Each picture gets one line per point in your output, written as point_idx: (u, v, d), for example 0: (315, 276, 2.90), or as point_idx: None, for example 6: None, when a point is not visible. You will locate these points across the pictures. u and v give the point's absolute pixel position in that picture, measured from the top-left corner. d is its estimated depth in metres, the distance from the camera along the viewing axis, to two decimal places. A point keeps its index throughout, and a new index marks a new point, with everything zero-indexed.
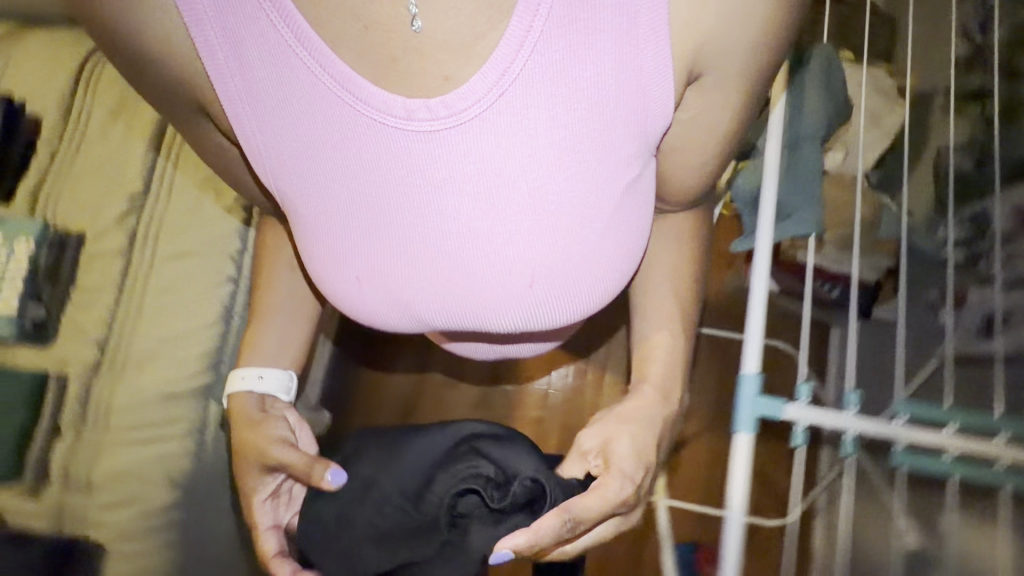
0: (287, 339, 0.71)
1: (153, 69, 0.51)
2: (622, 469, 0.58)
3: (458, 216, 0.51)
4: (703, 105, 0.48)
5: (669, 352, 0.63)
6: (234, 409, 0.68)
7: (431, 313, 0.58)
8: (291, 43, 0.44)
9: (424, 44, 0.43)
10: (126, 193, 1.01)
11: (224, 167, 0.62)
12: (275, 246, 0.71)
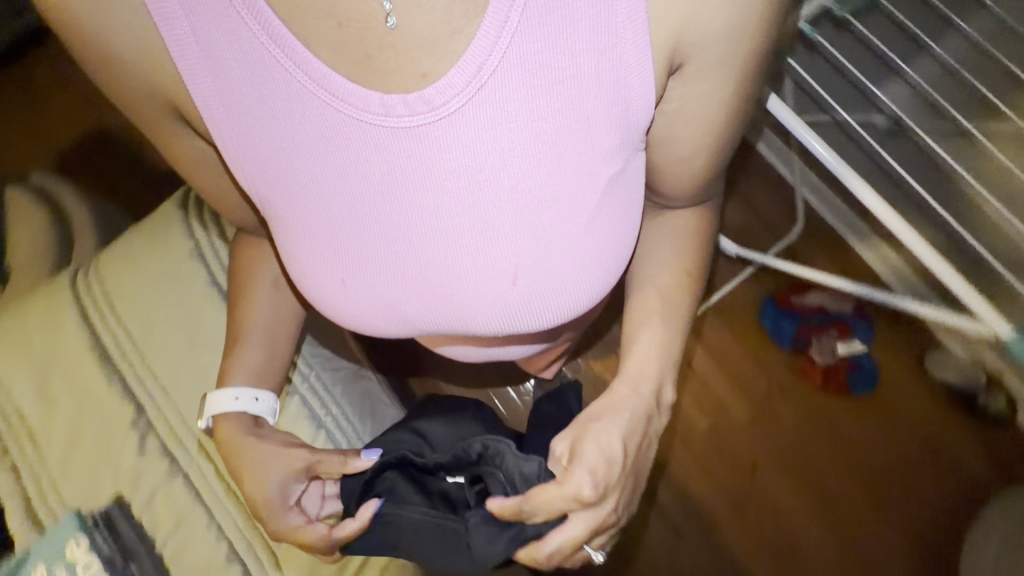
0: (270, 360, 0.70)
1: (125, 75, 0.50)
2: (588, 466, 0.57)
3: (441, 213, 0.50)
4: (689, 93, 0.46)
5: (652, 347, 0.60)
6: (219, 432, 0.68)
7: (419, 314, 0.57)
8: (264, 40, 0.43)
9: (399, 40, 0.42)
10: (122, 372, 0.84)
11: (201, 177, 0.60)
12: (250, 264, 0.69)
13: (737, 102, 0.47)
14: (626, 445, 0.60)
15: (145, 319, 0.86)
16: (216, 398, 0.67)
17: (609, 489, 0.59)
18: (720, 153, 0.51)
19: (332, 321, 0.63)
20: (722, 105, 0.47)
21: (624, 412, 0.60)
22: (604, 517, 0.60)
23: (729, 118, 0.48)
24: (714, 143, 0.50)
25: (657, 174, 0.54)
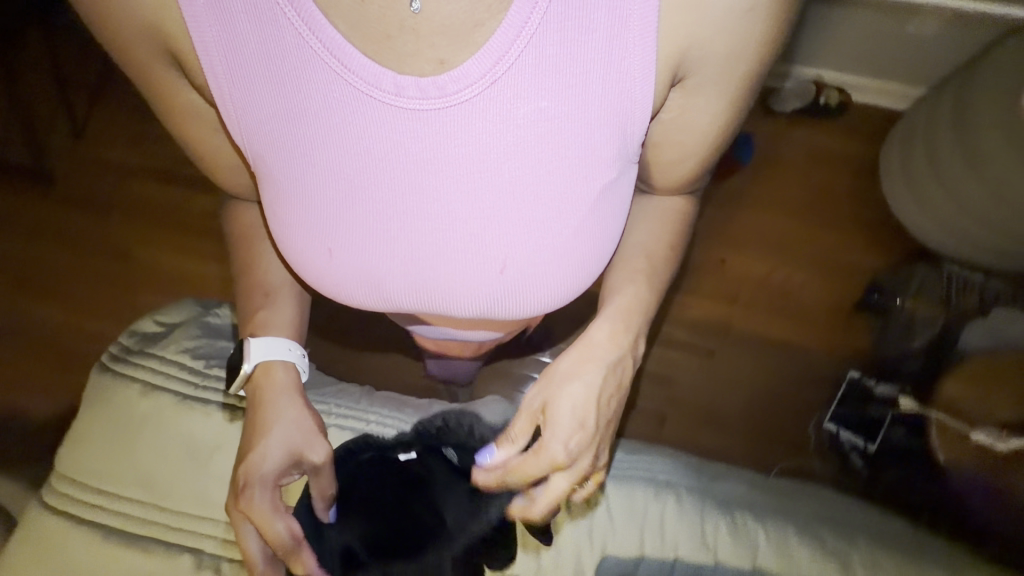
0: (298, 314, 0.72)
1: (127, 17, 0.50)
2: (562, 426, 0.58)
3: (441, 198, 0.52)
4: (684, 106, 0.50)
5: (637, 297, 0.62)
6: (268, 375, 0.68)
7: (402, 292, 0.59)
8: (283, 4, 0.44)
9: (422, 24, 0.44)
10: (149, 519, 0.87)
11: (194, 134, 0.60)
12: (254, 228, 0.71)
13: (731, 117, 0.51)
14: (601, 389, 0.60)
15: (138, 464, 0.89)
16: (267, 345, 0.68)
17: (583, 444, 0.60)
18: (711, 157, 0.56)
19: (314, 288, 0.63)
20: (714, 119, 0.51)
21: (598, 357, 0.61)
22: (589, 470, 0.62)
23: (720, 131, 0.52)
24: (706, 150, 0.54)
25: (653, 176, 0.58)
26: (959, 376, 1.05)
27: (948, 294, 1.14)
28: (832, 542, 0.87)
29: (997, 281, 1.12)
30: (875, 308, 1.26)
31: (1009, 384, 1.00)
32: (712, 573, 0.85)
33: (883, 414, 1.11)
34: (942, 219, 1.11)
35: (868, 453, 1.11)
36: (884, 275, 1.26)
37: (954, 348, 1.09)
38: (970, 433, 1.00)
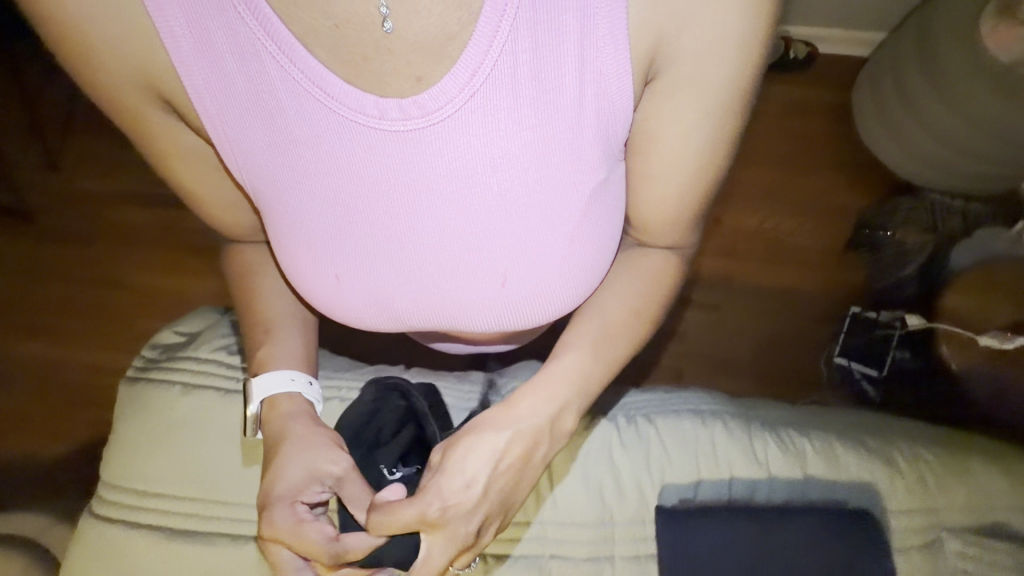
0: (302, 345, 0.73)
1: (108, 64, 0.51)
2: (454, 474, 0.60)
3: (434, 215, 0.52)
4: (654, 114, 0.49)
5: (639, 284, 0.62)
6: (274, 413, 0.69)
7: (409, 309, 0.60)
8: (261, 37, 0.44)
9: (396, 44, 0.44)
10: (209, 513, 0.89)
11: (186, 170, 0.61)
12: (252, 266, 0.72)
13: (712, 131, 0.49)
14: (517, 433, 0.61)
15: (186, 463, 0.91)
16: (270, 379, 0.69)
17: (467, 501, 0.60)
18: (705, 177, 0.53)
19: (325, 313, 0.65)
20: (689, 131, 0.50)
21: (585, 339, 0.62)
22: (471, 533, 0.60)
23: (699, 146, 0.51)
24: (689, 169, 0.52)
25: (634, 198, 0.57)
26: (954, 287, 1.11)
27: (935, 222, 1.23)
28: (873, 443, 0.92)
29: (967, 204, 1.24)
30: (864, 245, 1.31)
31: (1001, 290, 1.08)
32: (767, 486, 0.88)
33: (891, 334, 1.20)
34: (925, 155, 1.24)
35: (880, 378, 1.21)
36: (871, 210, 1.33)
37: (944, 268, 1.18)
38: (976, 338, 1.06)
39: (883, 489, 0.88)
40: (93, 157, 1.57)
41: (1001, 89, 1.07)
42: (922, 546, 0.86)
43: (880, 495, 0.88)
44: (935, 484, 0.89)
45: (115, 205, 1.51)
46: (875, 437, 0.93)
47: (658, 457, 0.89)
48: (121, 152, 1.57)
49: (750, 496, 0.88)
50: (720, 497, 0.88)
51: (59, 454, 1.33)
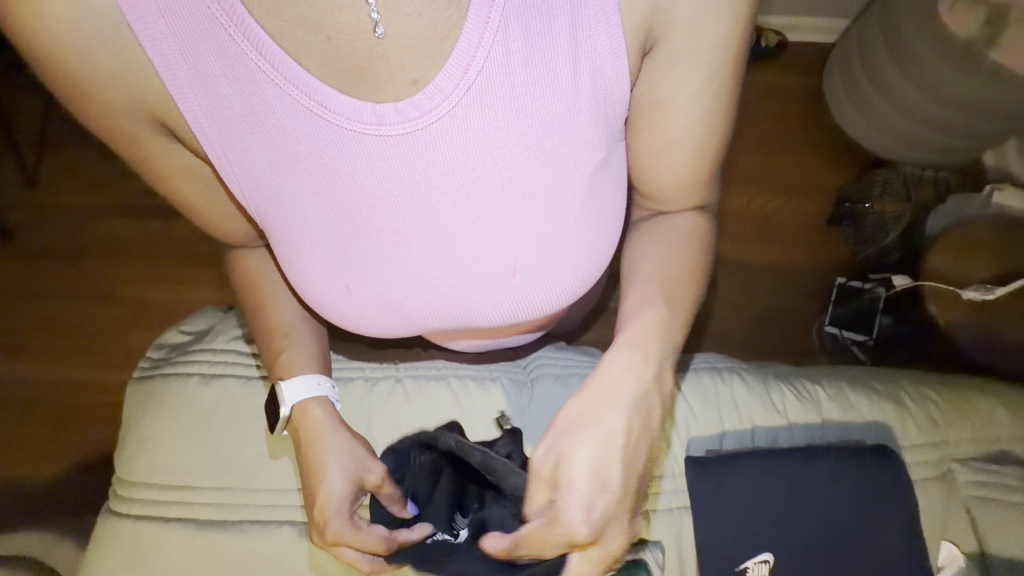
0: (318, 349, 0.75)
1: (101, 90, 0.50)
2: (579, 490, 0.55)
3: (439, 214, 0.53)
4: (657, 83, 0.50)
5: (670, 255, 0.62)
6: (305, 416, 0.70)
7: (422, 310, 0.61)
8: (255, 57, 0.45)
9: (387, 48, 0.44)
10: (239, 500, 0.96)
11: (190, 191, 0.61)
12: (258, 273, 0.73)
13: (709, 94, 0.50)
14: (625, 421, 0.56)
15: (213, 452, 0.98)
16: (300, 383, 0.70)
17: (608, 510, 0.56)
18: (711, 138, 0.54)
19: (341, 325, 0.66)
20: (693, 94, 0.50)
21: (654, 296, 0.60)
22: (608, 553, 0.58)
23: (703, 108, 0.51)
24: (697, 132, 0.53)
25: (645, 165, 0.58)
26: (939, 248, 1.16)
27: (908, 191, 1.28)
28: (882, 387, 1.01)
29: (942, 174, 1.30)
30: (846, 218, 1.34)
31: (981, 249, 1.13)
32: (788, 432, 0.96)
33: (878, 300, 1.22)
34: (900, 132, 1.30)
35: (869, 343, 1.25)
36: (849, 185, 1.36)
37: (922, 234, 1.24)
38: (962, 293, 1.10)
39: (895, 427, 0.97)
40: (76, 175, 1.57)
41: (957, 64, 1.13)
42: (934, 476, 0.96)
43: (892, 432, 0.97)
44: (941, 421, 0.98)
45: (101, 220, 1.52)
46: (884, 380, 1.03)
47: (688, 414, 0.96)
48: (103, 167, 1.58)
49: (774, 441, 0.96)
50: (744, 446, 0.95)
51: (51, 475, 1.36)
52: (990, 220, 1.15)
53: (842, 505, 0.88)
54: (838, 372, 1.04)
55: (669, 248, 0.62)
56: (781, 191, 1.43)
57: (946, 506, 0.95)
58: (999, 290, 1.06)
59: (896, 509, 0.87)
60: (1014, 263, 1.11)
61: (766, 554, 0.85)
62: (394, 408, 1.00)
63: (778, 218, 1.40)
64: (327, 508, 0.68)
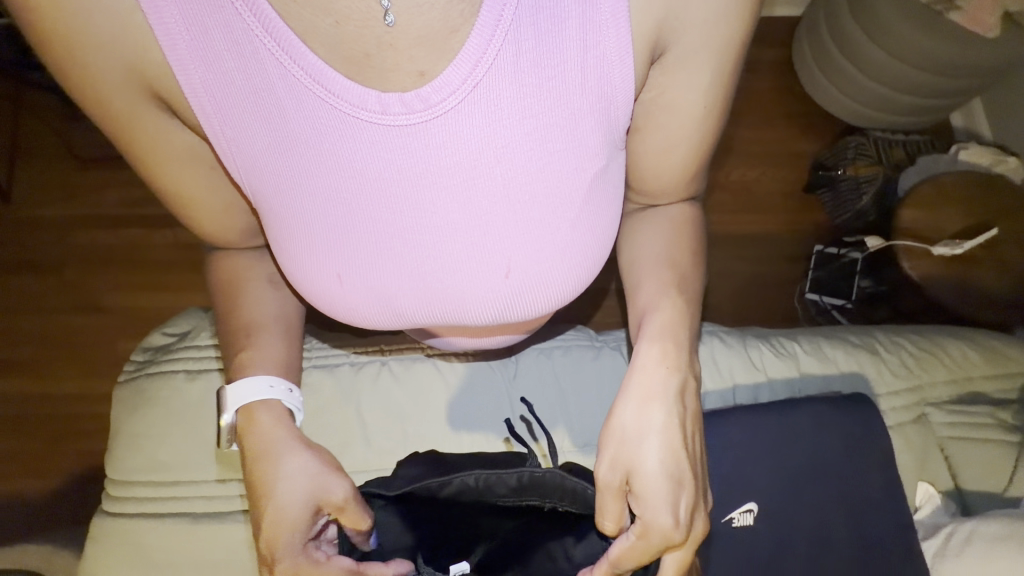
0: (285, 354, 0.70)
1: (99, 63, 0.50)
2: (657, 497, 0.56)
3: (437, 210, 0.51)
4: (665, 84, 0.50)
5: (664, 245, 0.62)
6: (254, 417, 0.66)
7: (414, 308, 0.59)
8: (260, 33, 0.44)
9: (396, 38, 0.44)
10: (234, 491, 0.94)
11: (179, 174, 0.60)
12: (241, 268, 0.70)
13: (711, 100, 0.51)
14: (670, 413, 0.58)
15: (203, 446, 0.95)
16: (247, 385, 0.66)
17: (693, 499, 0.58)
18: (706, 141, 0.55)
19: (327, 314, 0.63)
20: (700, 93, 0.50)
21: (668, 288, 0.61)
22: (702, 531, 0.60)
23: (707, 108, 0.52)
24: (699, 132, 0.54)
25: (648, 169, 0.58)
26: (911, 205, 1.31)
27: (881, 153, 1.50)
28: (857, 339, 1.13)
29: (902, 136, 1.54)
30: (822, 184, 1.55)
31: (949, 199, 1.30)
32: (767, 386, 1.08)
33: (855, 262, 1.45)
34: (887, 75, 1.39)
35: (847, 307, 1.47)
36: (825, 154, 1.57)
37: (894, 191, 1.46)
38: (934, 249, 1.27)
39: (872, 375, 1.09)
40: (53, 186, 1.55)
41: (932, 10, 1.24)
42: (912, 420, 1.07)
43: (868, 379, 1.09)
44: (913, 365, 1.11)
45: (82, 230, 1.50)
46: (859, 335, 1.15)
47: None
48: (81, 177, 1.55)
49: (756, 398, 1.07)
50: (726, 402, 1.07)
51: (43, 491, 1.32)
52: (962, 173, 1.32)
53: (829, 495, 0.92)
54: (820, 364, 1.09)
55: (666, 236, 0.63)
56: (771, 243, 1.58)
57: (926, 447, 1.05)
58: (962, 245, 1.25)
59: (889, 518, 0.91)
60: (982, 214, 1.29)
61: (750, 504, 0.91)
62: (383, 389, 1.01)
63: (762, 249, 1.54)
64: (281, 534, 0.63)
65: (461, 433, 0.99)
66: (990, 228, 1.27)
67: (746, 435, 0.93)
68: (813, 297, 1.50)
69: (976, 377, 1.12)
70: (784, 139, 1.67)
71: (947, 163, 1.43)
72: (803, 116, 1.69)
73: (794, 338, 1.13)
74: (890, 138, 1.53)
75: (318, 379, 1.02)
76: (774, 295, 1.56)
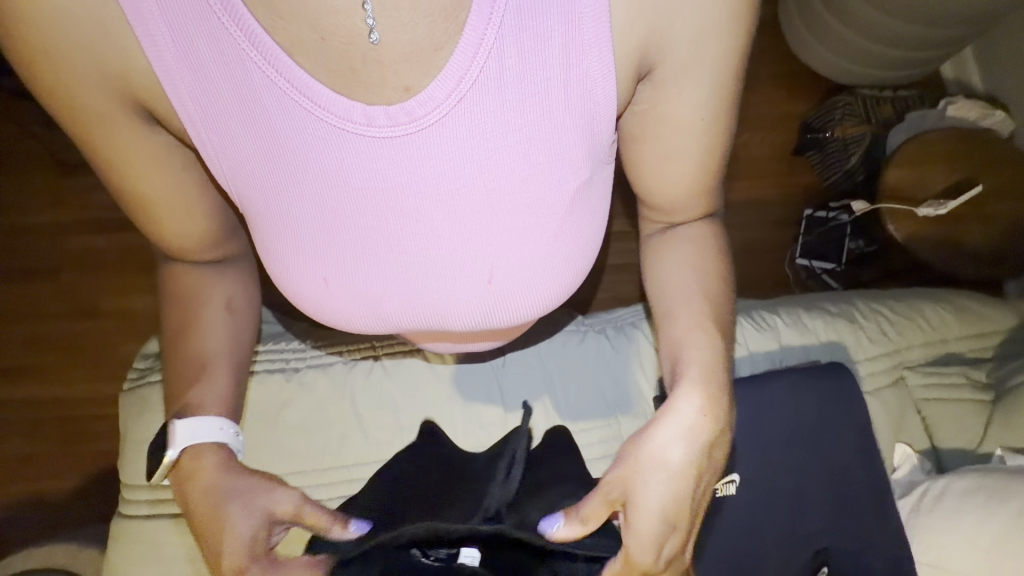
0: (233, 389, 0.72)
1: (73, 62, 0.49)
2: (648, 529, 0.61)
3: (421, 217, 0.53)
4: (659, 97, 0.50)
5: (704, 281, 0.63)
6: (199, 458, 0.67)
7: (399, 311, 0.61)
8: (246, 46, 0.44)
9: (382, 54, 0.44)
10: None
11: (154, 182, 0.59)
12: (193, 291, 0.70)
13: (713, 113, 0.51)
14: (686, 457, 0.61)
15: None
16: (197, 426, 0.68)
17: (678, 542, 0.63)
18: (711, 154, 0.55)
19: (315, 317, 0.65)
20: (696, 107, 0.51)
21: (693, 328, 0.62)
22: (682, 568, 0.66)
23: (706, 120, 0.52)
24: (702, 145, 0.53)
25: (654, 180, 0.58)
26: (897, 164, 1.33)
27: (869, 113, 1.51)
28: (837, 309, 1.17)
29: (889, 94, 1.56)
30: (812, 146, 1.57)
31: (934, 158, 1.33)
32: (750, 360, 1.12)
33: (844, 224, 1.48)
34: (880, 32, 1.38)
35: (837, 270, 1.51)
36: (813, 114, 1.58)
37: (882, 148, 1.48)
38: (918, 210, 1.29)
39: (850, 343, 1.13)
40: (37, 192, 1.53)
41: None
42: (890, 384, 1.12)
43: (846, 349, 1.13)
44: (890, 331, 1.15)
45: (71, 237, 1.49)
46: (839, 304, 1.19)
47: (647, 358, 1.08)
48: (65, 181, 1.53)
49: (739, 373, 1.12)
50: None
51: (64, 494, 1.35)
52: (944, 130, 1.35)
53: (815, 475, 0.98)
54: (799, 336, 1.14)
55: (694, 267, 0.64)
56: (762, 214, 1.60)
57: (903, 409, 1.11)
58: (950, 202, 1.26)
59: (867, 479, 0.98)
60: (964, 173, 1.32)
61: (734, 476, 0.97)
62: (374, 385, 1.05)
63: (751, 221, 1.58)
64: (234, 557, 0.64)
65: (455, 423, 1.04)
66: (976, 184, 1.29)
67: (748, 414, 0.99)
68: (804, 262, 1.53)
69: (951, 340, 1.17)
70: (776, 107, 1.67)
71: (934, 119, 1.45)
72: (794, 83, 1.68)
73: (776, 311, 1.16)
74: (876, 95, 1.55)
75: (312, 378, 1.05)
76: (767, 265, 1.58)
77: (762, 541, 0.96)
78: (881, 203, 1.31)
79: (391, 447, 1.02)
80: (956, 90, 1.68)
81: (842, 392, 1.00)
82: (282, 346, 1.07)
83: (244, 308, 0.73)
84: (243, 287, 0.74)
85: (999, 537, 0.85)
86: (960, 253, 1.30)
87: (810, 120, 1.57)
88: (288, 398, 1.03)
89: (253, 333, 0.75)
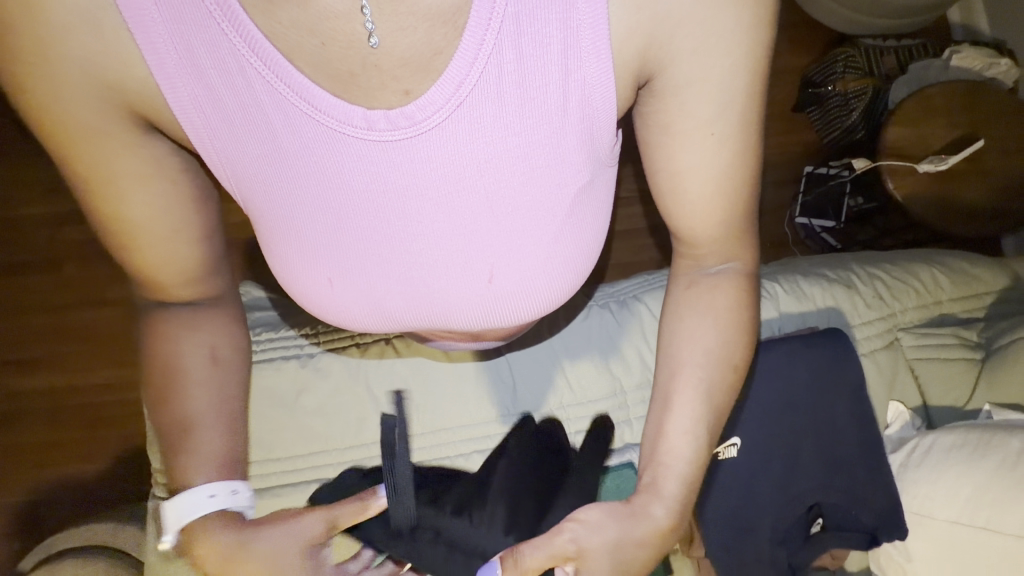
0: (224, 444, 0.73)
1: (69, 73, 0.48)
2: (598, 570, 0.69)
3: (423, 218, 0.54)
4: (663, 104, 0.51)
5: (715, 331, 0.66)
6: (201, 538, 0.72)
7: (402, 308, 0.64)
8: (245, 52, 0.44)
9: (382, 59, 0.44)
10: (267, 471, 1.04)
11: (149, 196, 0.58)
12: (177, 338, 0.70)
13: (728, 120, 0.51)
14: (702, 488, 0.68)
15: None
16: (187, 501, 0.70)
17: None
18: (735, 156, 0.54)
19: (317, 313, 0.67)
20: (702, 121, 0.51)
21: (707, 378, 0.66)
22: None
23: (717, 133, 0.52)
24: (715, 160, 0.53)
25: (663, 197, 0.58)
26: (896, 122, 1.32)
27: (870, 67, 1.49)
28: (835, 274, 1.19)
29: (890, 44, 1.52)
30: (811, 104, 1.56)
31: (933, 115, 1.32)
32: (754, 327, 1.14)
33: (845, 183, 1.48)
34: None
35: (836, 228, 1.53)
36: (814, 69, 1.55)
37: (882, 103, 1.46)
38: (918, 167, 1.29)
39: (846, 304, 1.17)
40: (32, 183, 1.53)
41: None
42: (885, 344, 1.16)
43: (842, 313, 1.16)
44: (884, 292, 1.18)
45: (73, 228, 1.51)
46: (837, 269, 1.21)
47: (650, 331, 1.12)
48: (59, 170, 1.54)
49: None
50: None
51: (93, 474, 1.42)
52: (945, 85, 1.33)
53: (808, 438, 1.03)
54: (797, 303, 1.16)
55: (712, 317, 0.66)
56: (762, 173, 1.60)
57: (896, 367, 1.15)
58: (947, 159, 1.26)
59: (857, 436, 1.03)
60: (963, 130, 1.31)
61: (736, 439, 1.01)
62: (388, 367, 1.09)
63: None
64: None
65: (467, 402, 1.08)
66: (977, 140, 1.29)
67: (761, 410, 1.03)
68: (803, 221, 1.55)
69: (944, 301, 1.20)
70: (776, 61, 1.64)
71: (937, 69, 1.43)
72: (796, 35, 1.65)
73: (774, 279, 1.18)
74: (878, 46, 1.51)
75: (326, 363, 1.09)
76: (766, 228, 1.59)
77: (759, 493, 1.02)
78: (881, 161, 1.31)
79: (407, 424, 1.07)
80: (960, 34, 1.63)
81: (839, 358, 1.04)
82: (292, 333, 1.11)
83: (229, 356, 0.73)
84: (226, 335, 0.73)
85: (984, 486, 0.91)
86: (961, 210, 1.30)
87: (811, 76, 1.54)
88: (304, 383, 1.08)
89: (240, 382, 0.75)
